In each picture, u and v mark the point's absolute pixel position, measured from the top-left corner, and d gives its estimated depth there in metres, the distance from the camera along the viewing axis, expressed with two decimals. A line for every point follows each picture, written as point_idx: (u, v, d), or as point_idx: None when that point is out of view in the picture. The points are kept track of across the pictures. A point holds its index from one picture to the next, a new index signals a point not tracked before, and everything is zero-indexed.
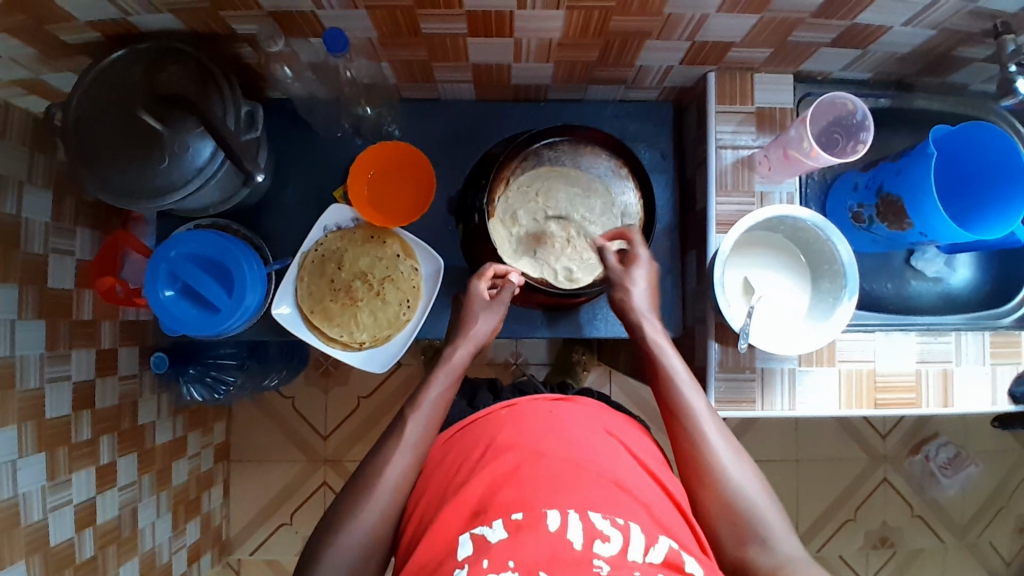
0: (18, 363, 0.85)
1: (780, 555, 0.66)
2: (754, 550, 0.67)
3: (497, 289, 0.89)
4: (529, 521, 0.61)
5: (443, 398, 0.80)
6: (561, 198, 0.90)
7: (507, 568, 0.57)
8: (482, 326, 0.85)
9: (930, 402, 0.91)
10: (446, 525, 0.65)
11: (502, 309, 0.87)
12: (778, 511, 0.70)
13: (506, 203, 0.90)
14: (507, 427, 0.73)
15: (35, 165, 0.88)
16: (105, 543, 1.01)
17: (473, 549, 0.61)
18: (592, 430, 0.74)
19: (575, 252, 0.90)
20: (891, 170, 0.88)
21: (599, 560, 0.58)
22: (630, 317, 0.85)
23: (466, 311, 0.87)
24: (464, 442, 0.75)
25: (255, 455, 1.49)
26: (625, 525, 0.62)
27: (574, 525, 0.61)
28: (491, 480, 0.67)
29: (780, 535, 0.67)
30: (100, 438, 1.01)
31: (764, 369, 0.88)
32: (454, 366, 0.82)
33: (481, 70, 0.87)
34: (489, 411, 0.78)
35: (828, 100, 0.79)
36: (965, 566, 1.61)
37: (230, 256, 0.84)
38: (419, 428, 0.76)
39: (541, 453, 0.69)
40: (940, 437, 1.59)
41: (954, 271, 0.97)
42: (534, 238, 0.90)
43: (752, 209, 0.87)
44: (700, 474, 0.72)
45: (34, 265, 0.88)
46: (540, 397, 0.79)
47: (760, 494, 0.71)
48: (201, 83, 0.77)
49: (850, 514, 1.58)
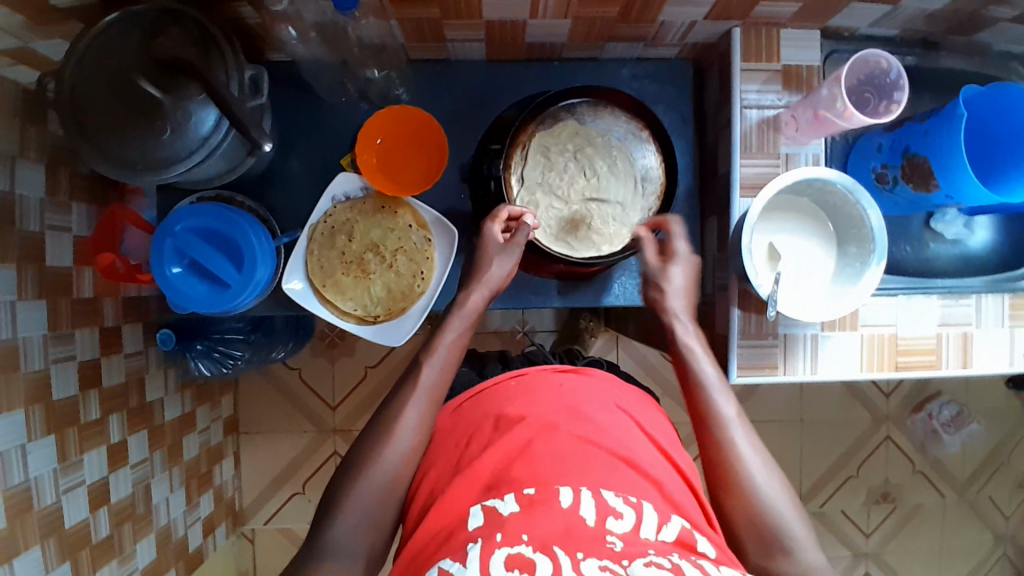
0: (21, 346, 0.83)
1: (807, 570, 0.65)
2: (777, 561, 0.67)
3: (511, 232, 0.85)
4: (542, 497, 0.60)
5: (460, 340, 0.80)
6: (607, 177, 0.86)
7: (520, 540, 0.56)
8: (496, 270, 0.83)
9: (949, 364, 0.90)
10: (458, 497, 0.65)
11: (517, 252, 0.83)
12: (806, 526, 0.68)
13: (575, 129, 0.86)
14: (518, 399, 0.73)
15: (26, 137, 0.84)
16: (120, 521, 1.01)
17: (485, 521, 0.60)
18: (605, 407, 0.73)
19: (557, 210, 0.86)
20: (916, 131, 0.85)
21: (612, 537, 0.57)
22: (666, 319, 0.83)
23: (481, 253, 0.84)
24: (473, 412, 0.75)
25: (265, 428, 1.48)
26: (638, 504, 0.61)
27: (587, 502, 0.60)
28: (502, 454, 0.66)
29: (807, 550, 0.67)
30: (109, 418, 0.99)
31: (787, 336, 0.87)
32: (469, 310, 0.81)
33: (495, 29, 0.82)
34: (496, 382, 0.77)
35: (861, 57, 0.76)
36: (963, 521, 1.65)
37: (238, 230, 0.81)
38: (435, 371, 0.76)
39: (553, 427, 0.68)
40: (943, 396, 1.60)
41: (972, 233, 0.95)
42: (556, 168, 0.86)
43: (777, 171, 0.84)
44: (733, 489, 0.70)
45: (30, 243, 0.85)
46: (547, 367, 0.79)
47: (789, 505, 0.69)
48: (201, 49, 0.73)
49: (852, 472, 1.60)
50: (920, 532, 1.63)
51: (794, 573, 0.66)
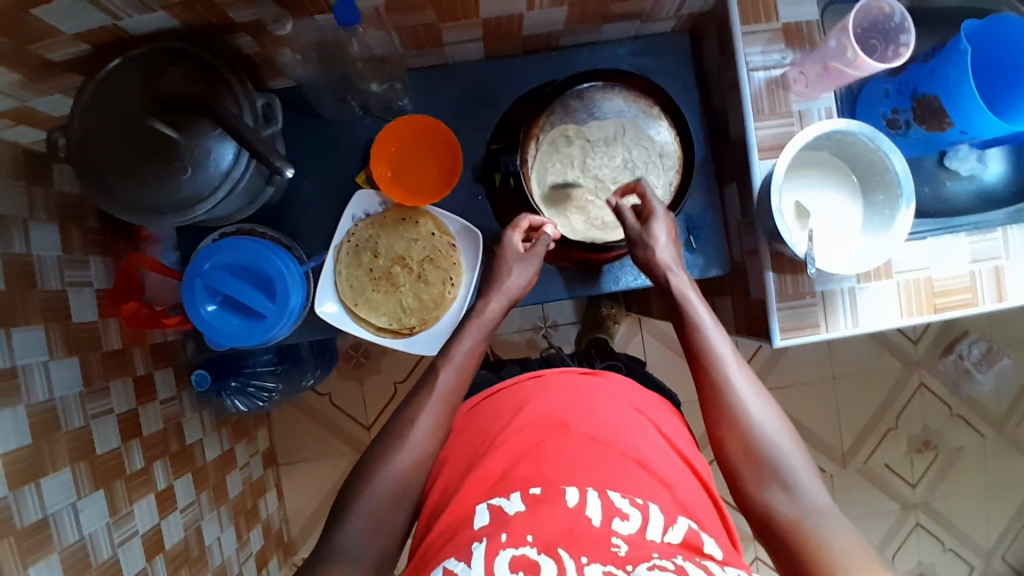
0: (59, 405, 0.82)
1: (805, 501, 0.66)
2: (774, 492, 0.67)
3: (530, 244, 0.86)
4: (547, 497, 0.62)
5: (476, 349, 0.80)
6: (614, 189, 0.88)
7: (524, 542, 0.58)
8: (516, 279, 0.83)
9: (986, 299, 0.90)
10: (467, 494, 0.66)
11: (537, 261, 0.84)
12: (804, 456, 0.69)
13: (650, 158, 0.88)
14: (532, 400, 0.74)
15: (34, 198, 0.84)
16: (177, 566, 1.00)
17: (490, 520, 0.62)
18: (618, 406, 0.75)
19: (571, 157, 0.87)
20: (922, 71, 0.85)
21: (616, 539, 0.59)
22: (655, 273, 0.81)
23: (499, 263, 0.85)
24: (489, 412, 0.76)
25: (303, 456, 1.48)
26: (644, 505, 0.63)
27: (592, 502, 0.62)
28: (511, 454, 0.68)
29: (809, 486, 0.67)
30: (153, 465, 0.99)
31: (824, 293, 0.87)
32: (487, 319, 0.81)
33: (491, 25, 0.82)
34: (514, 382, 0.79)
35: (863, 6, 0.77)
36: (1006, 457, 1.64)
37: (268, 262, 0.81)
38: (451, 375, 0.77)
39: (564, 428, 0.70)
40: (970, 334, 1.59)
41: (986, 167, 0.94)
42: (606, 147, 0.87)
43: (792, 129, 0.85)
44: (727, 421, 0.72)
45: (55, 302, 0.84)
46: (566, 370, 0.80)
47: (785, 437, 0.70)
48: (207, 84, 0.74)
49: (890, 422, 1.60)
50: (965, 474, 1.62)
51: (795, 509, 0.66)
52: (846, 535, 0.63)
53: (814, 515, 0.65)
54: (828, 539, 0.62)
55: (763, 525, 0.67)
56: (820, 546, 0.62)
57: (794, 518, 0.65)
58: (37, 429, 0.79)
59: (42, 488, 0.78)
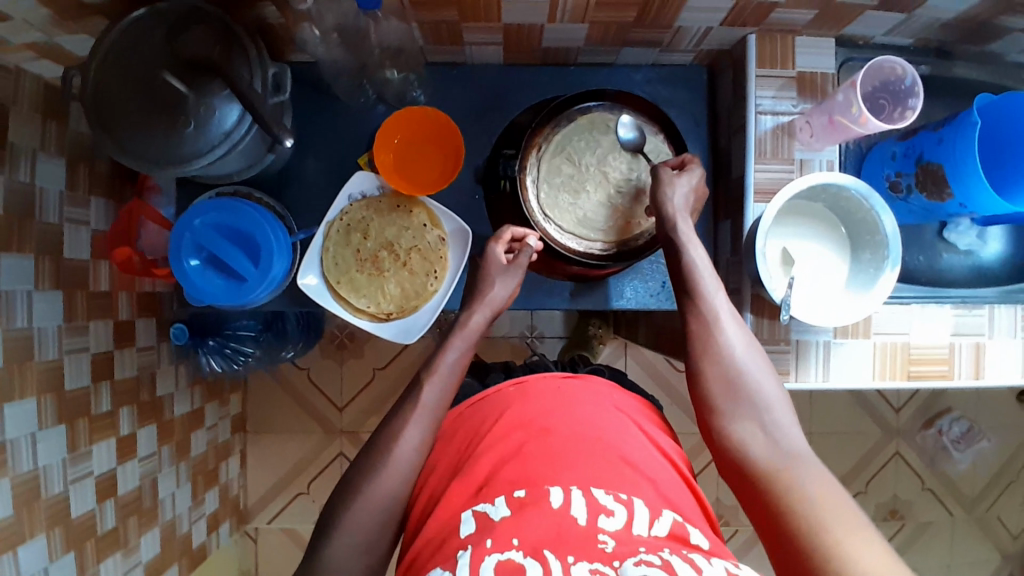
0: (36, 335, 0.83)
1: (778, 440, 0.68)
2: (748, 426, 0.70)
3: (514, 254, 0.88)
4: (532, 499, 0.61)
5: (462, 361, 0.80)
6: (613, 193, 0.88)
7: (511, 546, 0.57)
8: (499, 291, 0.84)
9: (962, 374, 0.90)
10: (452, 500, 0.66)
11: (520, 273, 0.85)
12: (779, 394, 0.71)
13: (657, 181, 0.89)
14: (514, 405, 0.74)
15: (47, 133, 0.85)
16: (127, 513, 1.01)
17: (476, 528, 0.61)
18: (603, 407, 0.74)
19: (595, 147, 0.88)
20: (930, 138, 0.85)
21: (604, 535, 0.58)
22: (678, 242, 0.80)
23: (483, 274, 0.86)
24: (476, 415, 0.76)
25: (272, 428, 1.48)
26: (629, 500, 0.62)
27: (577, 501, 0.61)
28: (495, 456, 0.68)
29: (782, 424, 0.69)
30: (119, 410, 1.00)
31: (800, 341, 0.87)
32: (471, 330, 0.82)
33: (512, 32, 0.84)
34: (497, 390, 0.79)
35: (875, 64, 0.77)
36: (972, 540, 1.62)
37: (256, 226, 0.82)
38: (437, 390, 0.77)
39: (547, 431, 0.69)
40: (953, 412, 1.59)
41: (985, 245, 0.93)
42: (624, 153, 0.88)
43: (791, 177, 0.85)
44: (711, 356, 0.73)
45: (49, 236, 0.86)
46: (549, 375, 0.79)
47: (764, 375, 0.72)
48: (225, 46, 0.75)
49: (861, 487, 1.59)
50: (928, 550, 1.61)
51: (767, 444, 0.68)
52: (816, 472, 0.65)
53: (786, 458, 0.67)
54: (800, 484, 0.64)
55: (732, 457, 0.69)
56: (793, 488, 0.63)
57: (768, 455, 0.67)
58: (11, 355, 0.80)
59: (5, 413, 0.79)
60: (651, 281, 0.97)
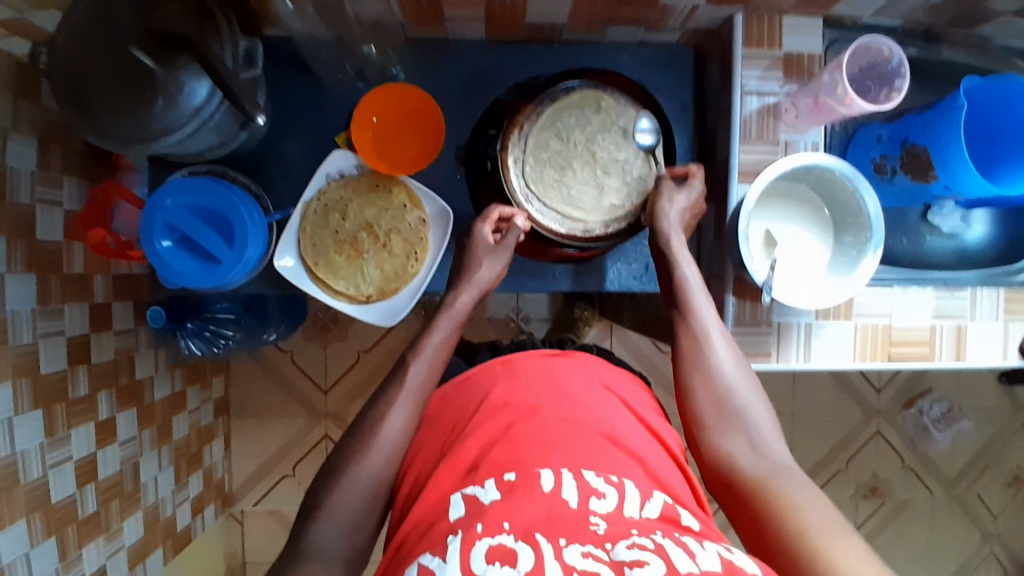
0: (9, 319, 0.81)
1: (765, 454, 0.68)
2: (735, 440, 0.70)
3: (500, 234, 0.86)
4: (523, 483, 0.60)
5: (446, 341, 0.79)
6: (596, 175, 0.87)
7: (501, 530, 0.55)
8: (485, 272, 0.83)
9: (943, 356, 0.90)
10: (440, 482, 0.65)
11: (507, 254, 0.84)
12: (766, 410, 0.72)
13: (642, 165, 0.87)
14: (501, 384, 0.74)
15: (18, 112, 0.82)
16: (108, 498, 1.00)
17: (466, 512, 0.60)
18: (590, 385, 0.74)
19: (579, 127, 0.86)
20: (916, 122, 0.84)
21: (595, 517, 0.57)
22: (669, 258, 0.81)
23: (469, 255, 0.84)
24: (462, 396, 0.76)
25: (256, 411, 1.47)
26: (619, 482, 0.62)
27: (568, 484, 0.60)
28: (482, 438, 0.67)
29: (768, 440, 0.69)
30: (98, 394, 0.98)
31: (781, 323, 0.87)
32: (457, 311, 0.81)
33: (494, 8, 0.81)
34: (483, 368, 0.78)
35: (862, 44, 0.76)
36: (951, 518, 1.65)
37: (231, 206, 0.80)
38: (423, 369, 0.76)
39: (534, 410, 0.69)
40: (934, 392, 1.60)
41: (970, 228, 0.94)
42: (608, 134, 0.86)
43: (775, 158, 0.84)
44: (699, 371, 0.74)
45: (21, 217, 0.83)
46: (535, 353, 0.79)
47: (752, 393, 0.73)
48: (198, 21, 0.72)
49: (842, 466, 1.61)
50: (908, 528, 1.64)
51: (754, 458, 0.68)
52: (803, 483, 0.65)
53: (774, 470, 0.66)
54: (788, 491, 0.63)
55: (720, 471, 0.69)
56: (781, 495, 0.63)
57: (756, 467, 0.67)
58: None
59: None
60: (635, 263, 0.97)
